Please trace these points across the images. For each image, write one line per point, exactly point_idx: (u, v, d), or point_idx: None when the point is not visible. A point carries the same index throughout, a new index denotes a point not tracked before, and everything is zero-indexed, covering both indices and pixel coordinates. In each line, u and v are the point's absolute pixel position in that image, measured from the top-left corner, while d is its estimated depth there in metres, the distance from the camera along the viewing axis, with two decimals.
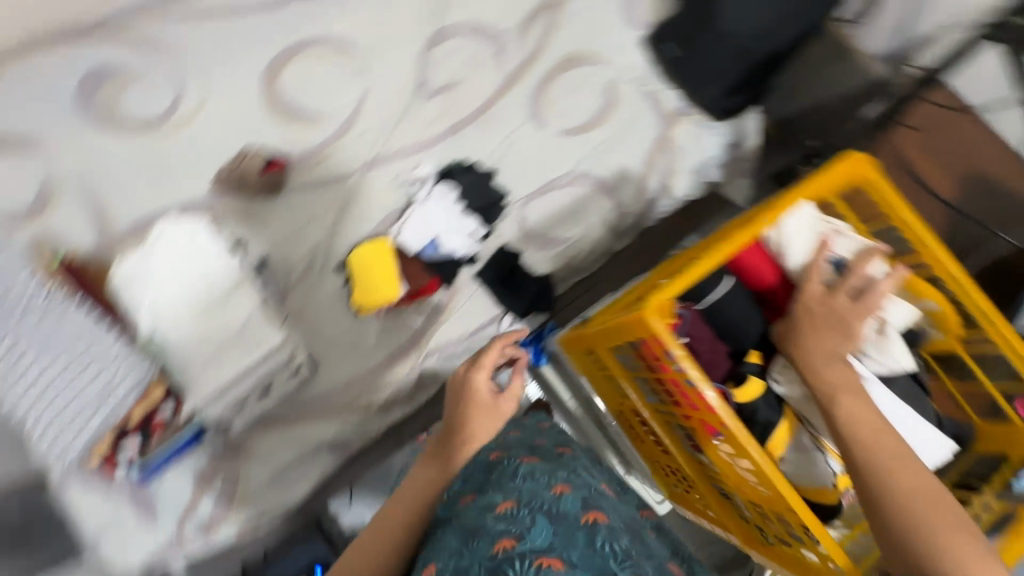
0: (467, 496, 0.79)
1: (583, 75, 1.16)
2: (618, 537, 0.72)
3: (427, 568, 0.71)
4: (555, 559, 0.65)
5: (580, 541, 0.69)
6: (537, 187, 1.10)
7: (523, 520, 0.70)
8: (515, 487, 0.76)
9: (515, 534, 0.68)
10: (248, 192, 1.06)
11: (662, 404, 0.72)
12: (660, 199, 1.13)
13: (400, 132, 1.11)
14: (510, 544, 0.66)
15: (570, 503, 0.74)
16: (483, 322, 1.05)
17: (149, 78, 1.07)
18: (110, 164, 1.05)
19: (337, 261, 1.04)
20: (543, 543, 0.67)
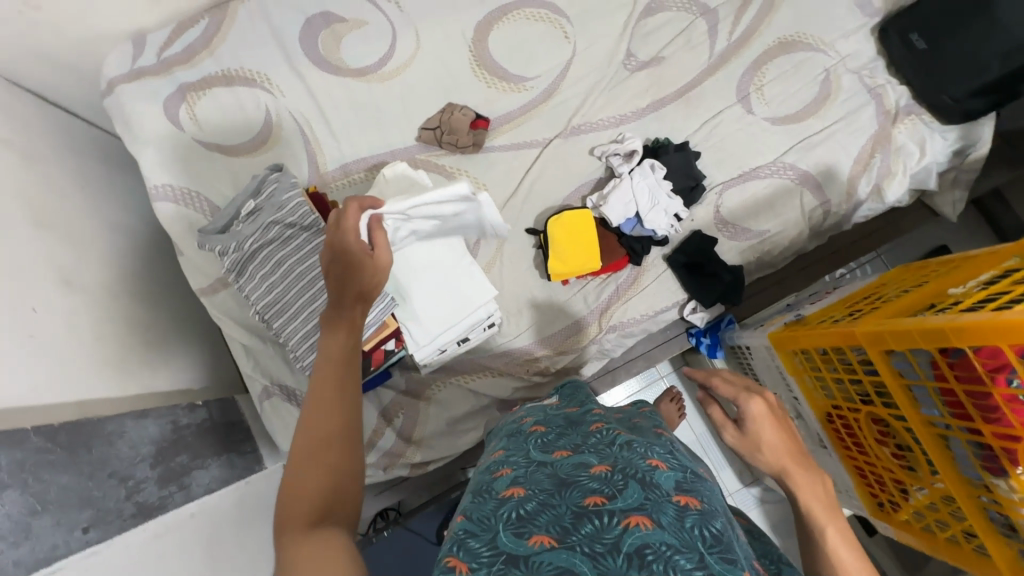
0: (536, 428, 0.63)
1: (782, 70, 1.09)
2: (714, 520, 0.45)
3: (508, 489, 0.50)
4: (647, 519, 0.43)
5: (671, 514, 0.44)
6: (736, 174, 1.06)
7: (618, 482, 0.48)
8: (611, 453, 0.54)
9: (610, 492, 0.47)
10: (455, 145, 1.07)
11: (985, 422, 0.52)
12: (867, 202, 1.06)
13: (601, 104, 1.10)
14: (603, 500, 0.45)
15: (662, 476, 0.49)
16: (666, 305, 1.04)
17: (356, 35, 1.08)
18: (306, 110, 1.10)
19: (528, 224, 1.07)
20: (635, 502, 0.45)
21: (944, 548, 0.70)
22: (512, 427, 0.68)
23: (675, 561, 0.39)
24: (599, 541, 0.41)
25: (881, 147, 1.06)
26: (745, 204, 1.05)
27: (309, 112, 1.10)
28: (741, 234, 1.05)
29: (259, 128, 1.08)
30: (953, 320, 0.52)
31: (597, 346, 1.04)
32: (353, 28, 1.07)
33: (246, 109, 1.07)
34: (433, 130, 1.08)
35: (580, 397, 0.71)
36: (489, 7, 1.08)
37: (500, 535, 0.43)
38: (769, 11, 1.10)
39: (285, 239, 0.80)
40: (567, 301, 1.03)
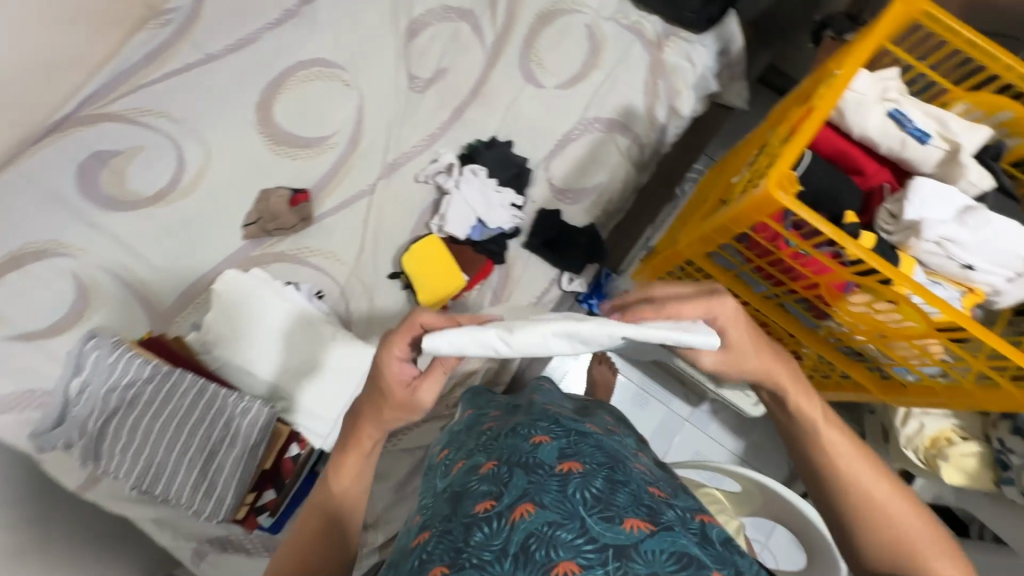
0: (443, 452, 0.70)
1: (550, 39, 1.16)
2: (594, 476, 0.53)
3: (419, 536, 0.55)
4: (532, 504, 0.51)
5: (555, 486, 0.53)
6: (553, 145, 1.12)
7: (503, 477, 0.55)
8: (500, 447, 0.61)
9: (497, 491, 0.54)
10: (284, 229, 1.04)
11: (787, 280, 0.59)
12: (670, 123, 1.16)
13: (408, 132, 1.12)
14: (490, 504, 0.53)
15: (546, 450, 0.57)
16: (546, 285, 1.08)
17: (135, 164, 1.02)
18: (114, 258, 1.00)
19: (389, 269, 1.07)
20: (519, 493, 0.52)
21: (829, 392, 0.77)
22: (431, 460, 0.73)
23: (555, 536, 0.47)
24: (488, 547, 0.48)
25: (659, 72, 1.16)
26: (570, 168, 1.12)
27: (118, 259, 1.00)
28: (578, 195, 1.11)
29: (70, 299, 0.97)
30: (728, 210, 0.56)
31: (501, 352, 1.06)
32: (132, 156, 1.02)
33: (44, 285, 0.95)
34: (256, 222, 1.04)
35: (480, 402, 0.80)
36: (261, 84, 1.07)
37: None
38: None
39: (131, 400, 0.75)
40: (454, 324, 1.04)
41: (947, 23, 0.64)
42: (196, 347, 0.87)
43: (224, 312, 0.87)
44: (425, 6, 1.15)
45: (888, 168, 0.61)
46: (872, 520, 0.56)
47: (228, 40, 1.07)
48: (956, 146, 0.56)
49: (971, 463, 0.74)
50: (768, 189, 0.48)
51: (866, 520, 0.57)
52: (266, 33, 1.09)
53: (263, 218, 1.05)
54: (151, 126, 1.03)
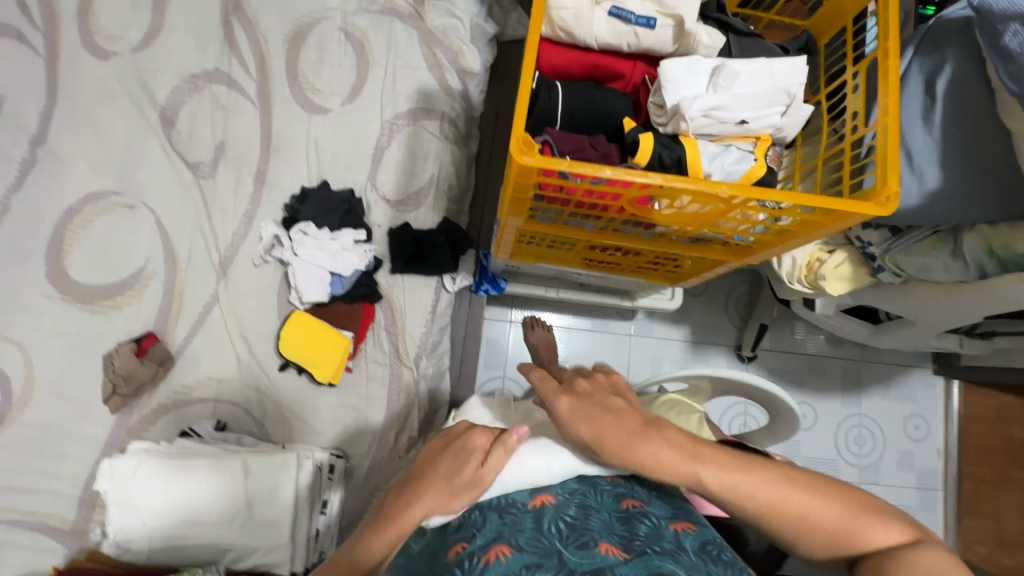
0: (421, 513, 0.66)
1: (312, 59, 1.08)
2: (568, 507, 0.55)
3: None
4: (507, 545, 0.50)
5: (530, 524, 0.53)
6: (370, 161, 1.06)
7: (477, 521, 0.54)
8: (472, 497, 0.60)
9: (469, 533, 0.52)
10: (146, 382, 0.93)
11: (603, 212, 0.59)
12: (468, 84, 1.11)
13: (221, 221, 1.04)
14: (462, 547, 0.51)
15: (516, 491, 0.57)
16: (434, 296, 1.05)
17: None
18: None
19: (278, 363, 1.00)
20: (493, 534, 0.51)
21: (706, 274, 0.79)
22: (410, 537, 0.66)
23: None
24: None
25: (433, 40, 1.10)
26: (397, 176, 1.06)
27: None
28: (417, 198, 1.06)
29: None
30: (508, 182, 0.54)
31: (425, 381, 1.02)
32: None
33: None
34: (114, 391, 0.93)
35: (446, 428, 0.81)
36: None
37: None
38: (255, 33, 1.08)
39: None
40: (367, 376, 1.00)
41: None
42: (114, 552, 0.80)
43: (122, 503, 0.80)
44: (167, 86, 1.04)
45: (641, 61, 0.60)
46: (825, 540, 0.52)
47: None
48: (679, 18, 0.57)
49: (846, 269, 0.77)
50: (513, 157, 0.47)
51: (817, 540, 0.53)
52: None
53: (113, 383, 0.92)
54: None
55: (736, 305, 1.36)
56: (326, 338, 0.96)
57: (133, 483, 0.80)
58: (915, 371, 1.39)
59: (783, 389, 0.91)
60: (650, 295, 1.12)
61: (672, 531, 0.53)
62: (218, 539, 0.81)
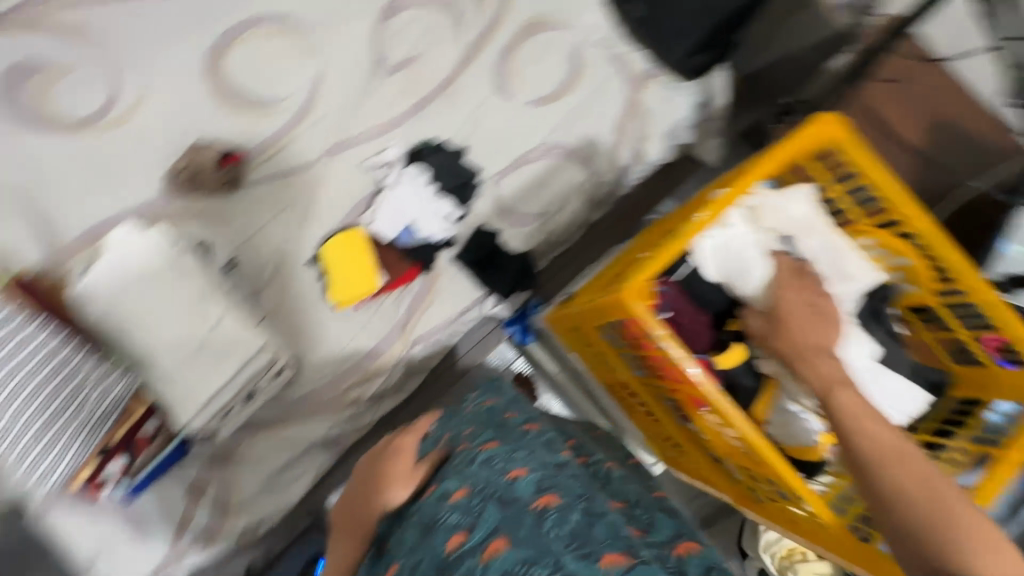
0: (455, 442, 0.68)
1: (533, 51, 1.11)
2: (570, 513, 0.53)
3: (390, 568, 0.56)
4: (503, 541, 0.51)
5: (528, 524, 0.52)
6: (509, 162, 1.08)
7: (477, 508, 0.55)
8: (472, 474, 0.59)
9: (470, 522, 0.53)
10: (209, 186, 0.98)
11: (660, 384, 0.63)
12: (632, 166, 1.12)
13: (362, 113, 1.06)
14: (461, 539, 0.52)
15: (522, 485, 0.56)
16: (469, 302, 1.05)
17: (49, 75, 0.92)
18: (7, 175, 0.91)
19: (310, 253, 1.01)
20: (492, 527, 0.52)
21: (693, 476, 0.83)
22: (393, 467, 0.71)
23: None
24: None
25: (634, 112, 1.11)
26: (520, 190, 1.07)
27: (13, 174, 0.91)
28: (520, 219, 1.07)
29: None
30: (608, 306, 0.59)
31: (407, 360, 1.03)
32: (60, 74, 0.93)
33: None
34: (179, 176, 0.98)
35: (452, 421, 0.73)
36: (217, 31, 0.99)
37: None
38: None
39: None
40: (366, 320, 1.00)
41: (859, 156, 0.72)
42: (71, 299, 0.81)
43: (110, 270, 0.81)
44: None
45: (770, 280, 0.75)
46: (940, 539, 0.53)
47: None
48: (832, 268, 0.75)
49: None
50: (626, 296, 0.54)
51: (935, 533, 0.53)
52: None
53: (186, 163, 0.98)
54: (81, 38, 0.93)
55: None
56: (364, 267, 0.96)
57: (133, 259, 0.82)
58: None
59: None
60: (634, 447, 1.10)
61: (674, 556, 0.53)
62: (154, 357, 0.81)
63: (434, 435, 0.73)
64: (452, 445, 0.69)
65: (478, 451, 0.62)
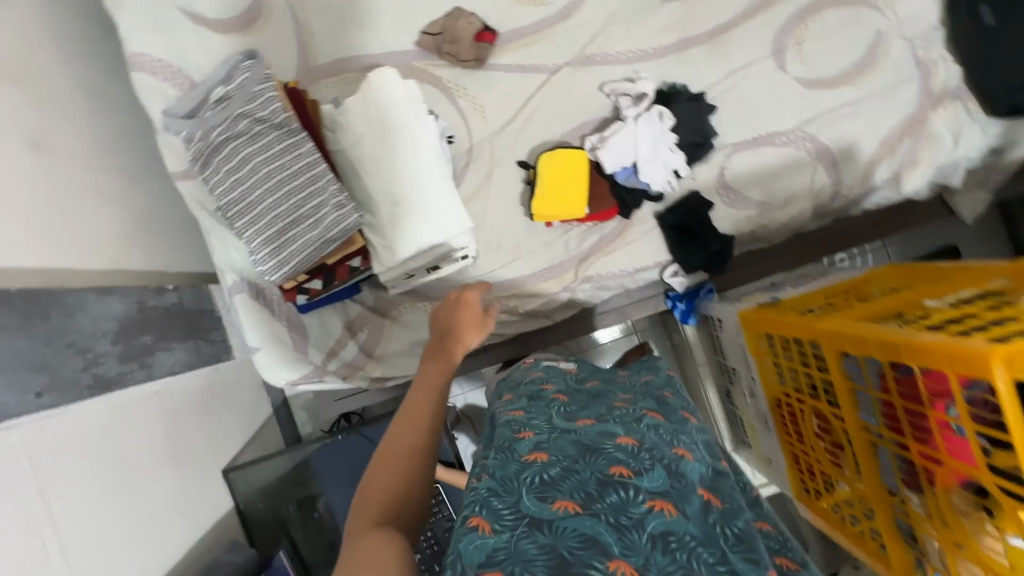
0: (611, 399, 0.65)
1: (826, 27, 0.98)
2: (737, 519, 0.49)
3: (531, 453, 0.51)
4: (671, 505, 0.46)
5: (695, 509, 0.47)
6: (752, 136, 0.99)
7: (645, 461, 0.50)
8: (638, 430, 0.56)
9: (637, 466, 0.49)
10: (455, 56, 0.97)
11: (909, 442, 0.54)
12: (881, 189, 0.99)
13: (624, 34, 0.99)
14: (630, 472, 0.48)
15: (689, 467, 0.52)
16: (646, 264, 1.01)
17: None
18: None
19: (522, 156, 1.00)
20: (659, 486, 0.47)
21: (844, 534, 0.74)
22: (531, 388, 0.68)
23: (699, 552, 0.42)
24: (625, 515, 0.44)
25: (914, 132, 0.97)
26: (750, 170, 0.99)
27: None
28: (736, 199, 1.00)
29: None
30: (926, 337, 0.48)
31: (568, 295, 1.02)
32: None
33: None
34: (433, 36, 0.98)
35: (590, 372, 0.76)
36: None
37: (523, 497, 0.45)
38: None
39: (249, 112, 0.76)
40: (549, 241, 1.00)
41: None
42: (326, 121, 0.88)
43: (365, 107, 0.86)
44: None
45: None
46: None
47: None
48: None
49: None
50: (992, 356, 0.42)
51: None
52: None
53: (445, 25, 0.97)
54: None
55: None
56: (573, 189, 0.94)
57: (386, 104, 0.86)
58: None
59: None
60: (744, 464, 1.07)
61: None
62: (376, 204, 0.87)
63: (581, 375, 0.74)
64: (604, 391, 0.68)
65: (639, 416, 0.59)
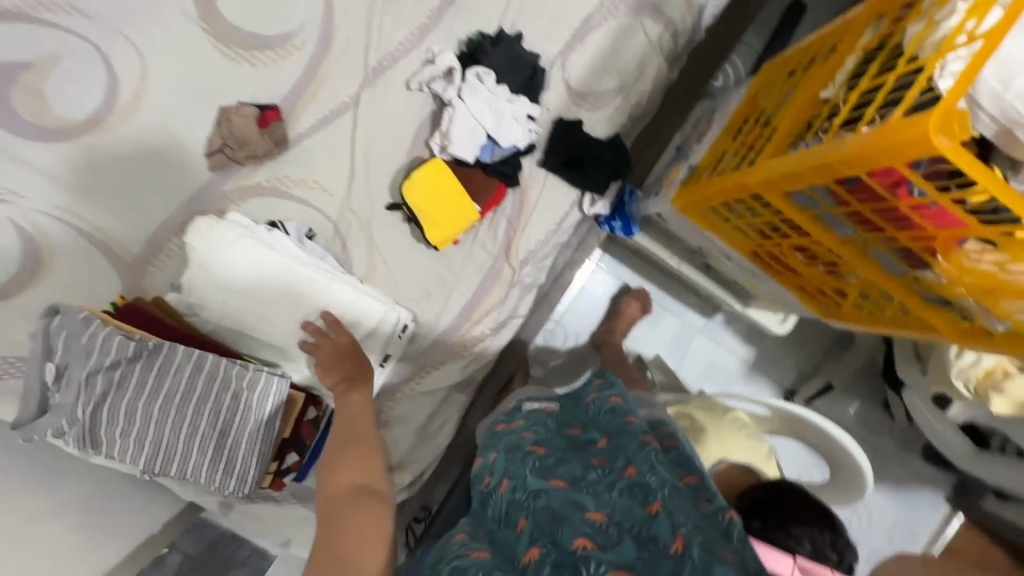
0: (585, 444, 0.54)
1: None
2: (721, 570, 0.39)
3: (525, 550, 0.42)
4: None
5: None
6: (571, 34, 0.93)
7: (613, 538, 0.42)
8: (604, 495, 0.46)
9: (605, 545, 0.41)
10: (257, 156, 0.85)
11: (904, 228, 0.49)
12: (709, 2, 0.95)
13: (392, 22, 0.90)
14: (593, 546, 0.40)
15: (661, 524, 0.42)
16: (565, 211, 0.97)
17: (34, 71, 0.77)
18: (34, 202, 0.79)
19: (387, 200, 0.92)
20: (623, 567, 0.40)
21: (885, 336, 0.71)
22: (509, 439, 0.57)
23: None
24: None
25: None
26: (590, 65, 0.93)
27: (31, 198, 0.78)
28: (597, 99, 0.94)
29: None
30: (850, 143, 0.44)
31: (518, 287, 0.97)
32: (45, 70, 0.77)
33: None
34: (222, 152, 0.85)
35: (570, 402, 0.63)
36: None
37: None
38: None
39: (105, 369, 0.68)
40: (468, 254, 0.93)
41: None
42: (180, 308, 0.78)
43: (206, 270, 0.77)
44: None
45: None
46: None
47: None
48: None
49: None
50: (924, 132, 0.37)
51: None
52: None
53: (226, 134, 0.84)
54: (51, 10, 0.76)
55: (808, 356, 1.37)
56: (455, 196, 0.88)
57: (223, 255, 0.78)
58: (930, 492, 1.34)
59: (852, 440, 0.89)
60: (764, 312, 1.06)
61: None
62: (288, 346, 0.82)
63: (561, 404, 0.63)
64: (575, 429, 0.58)
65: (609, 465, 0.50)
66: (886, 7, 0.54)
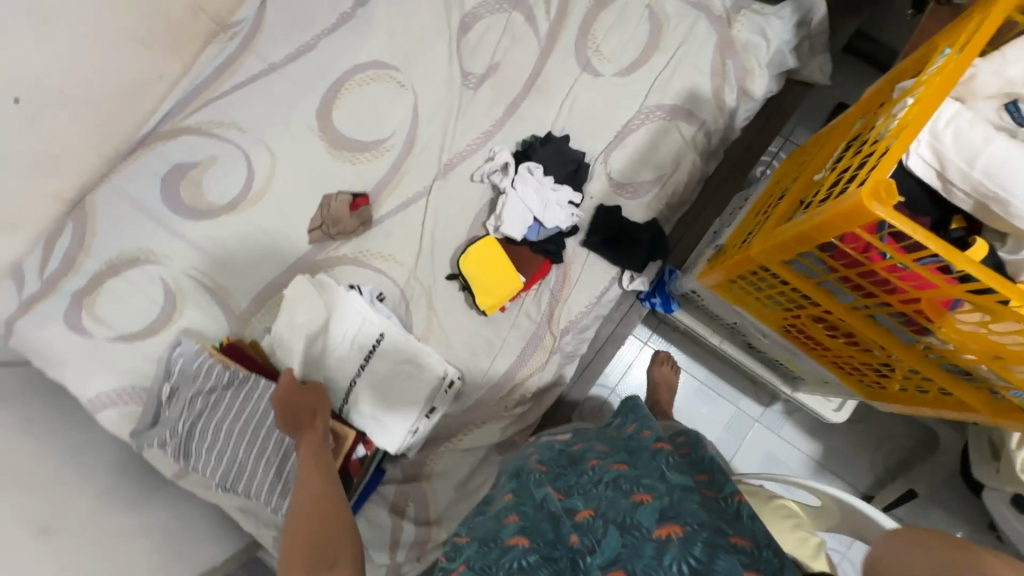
0: (587, 463, 0.62)
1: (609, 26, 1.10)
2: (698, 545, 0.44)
3: (511, 537, 0.50)
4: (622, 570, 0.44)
5: (649, 554, 0.44)
6: (613, 135, 1.07)
7: (598, 530, 0.48)
8: (595, 493, 0.53)
9: (589, 542, 0.47)
10: (345, 233, 1.04)
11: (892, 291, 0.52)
12: (740, 106, 1.07)
13: (463, 130, 1.10)
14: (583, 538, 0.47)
15: (646, 511, 0.48)
16: (605, 285, 1.05)
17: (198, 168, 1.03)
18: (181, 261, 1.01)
19: (447, 271, 1.06)
20: (610, 554, 0.45)
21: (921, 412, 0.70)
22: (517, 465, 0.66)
23: None
24: None
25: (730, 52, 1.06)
26: (628, 160, 1.06)
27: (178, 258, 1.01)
28: (636, 188, 1.05)
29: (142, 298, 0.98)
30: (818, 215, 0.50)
31: (559, 354, 1.03)
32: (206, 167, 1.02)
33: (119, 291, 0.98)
34: (319, 228, 1.05)
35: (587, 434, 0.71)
36: (320, 91, 1.07)
37: None
38: None
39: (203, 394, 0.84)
40: (514, 321, 1.03)
41: None
42: (270, 349, 0.95)
43: (290, 320, 0.93)
44: None
45: None
46: None
47: (289, 49, 1.08)
48: None
49: None
50: (862, 198, 0.43)
51: None
52: (325, 37, 1.09)
53: (323, 215, 1.05)
54: (217, 127, 1.04)
55: (885, 454, 1.25)
56: (504, 268, 0.99)
57: (305, 310, 0.93)
58: None
59: None
60: (815, 396, 1.03)
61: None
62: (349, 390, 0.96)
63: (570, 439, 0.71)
64: (583, 456, 0.64)
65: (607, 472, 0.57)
66: (868, 108, 0.62)
